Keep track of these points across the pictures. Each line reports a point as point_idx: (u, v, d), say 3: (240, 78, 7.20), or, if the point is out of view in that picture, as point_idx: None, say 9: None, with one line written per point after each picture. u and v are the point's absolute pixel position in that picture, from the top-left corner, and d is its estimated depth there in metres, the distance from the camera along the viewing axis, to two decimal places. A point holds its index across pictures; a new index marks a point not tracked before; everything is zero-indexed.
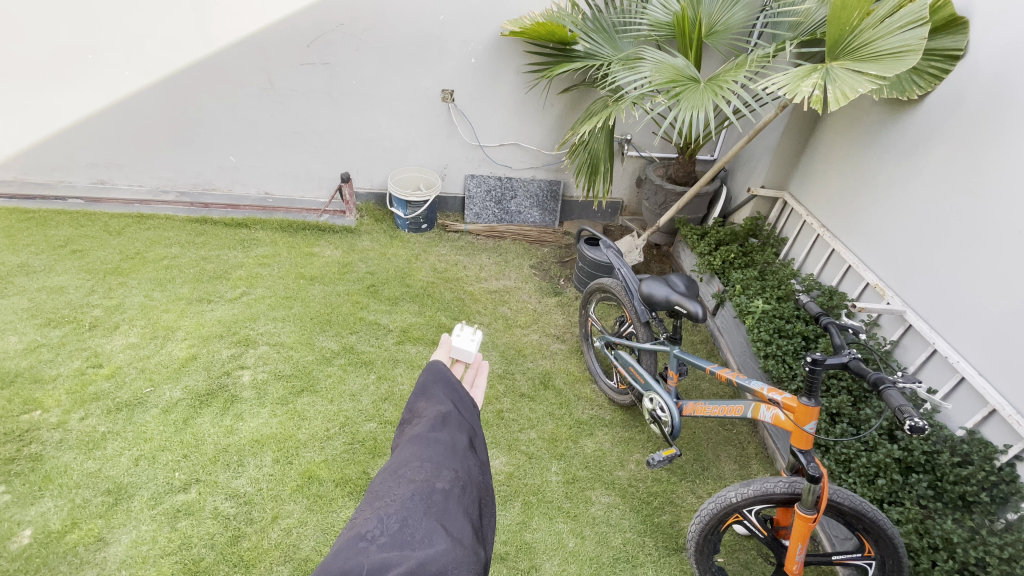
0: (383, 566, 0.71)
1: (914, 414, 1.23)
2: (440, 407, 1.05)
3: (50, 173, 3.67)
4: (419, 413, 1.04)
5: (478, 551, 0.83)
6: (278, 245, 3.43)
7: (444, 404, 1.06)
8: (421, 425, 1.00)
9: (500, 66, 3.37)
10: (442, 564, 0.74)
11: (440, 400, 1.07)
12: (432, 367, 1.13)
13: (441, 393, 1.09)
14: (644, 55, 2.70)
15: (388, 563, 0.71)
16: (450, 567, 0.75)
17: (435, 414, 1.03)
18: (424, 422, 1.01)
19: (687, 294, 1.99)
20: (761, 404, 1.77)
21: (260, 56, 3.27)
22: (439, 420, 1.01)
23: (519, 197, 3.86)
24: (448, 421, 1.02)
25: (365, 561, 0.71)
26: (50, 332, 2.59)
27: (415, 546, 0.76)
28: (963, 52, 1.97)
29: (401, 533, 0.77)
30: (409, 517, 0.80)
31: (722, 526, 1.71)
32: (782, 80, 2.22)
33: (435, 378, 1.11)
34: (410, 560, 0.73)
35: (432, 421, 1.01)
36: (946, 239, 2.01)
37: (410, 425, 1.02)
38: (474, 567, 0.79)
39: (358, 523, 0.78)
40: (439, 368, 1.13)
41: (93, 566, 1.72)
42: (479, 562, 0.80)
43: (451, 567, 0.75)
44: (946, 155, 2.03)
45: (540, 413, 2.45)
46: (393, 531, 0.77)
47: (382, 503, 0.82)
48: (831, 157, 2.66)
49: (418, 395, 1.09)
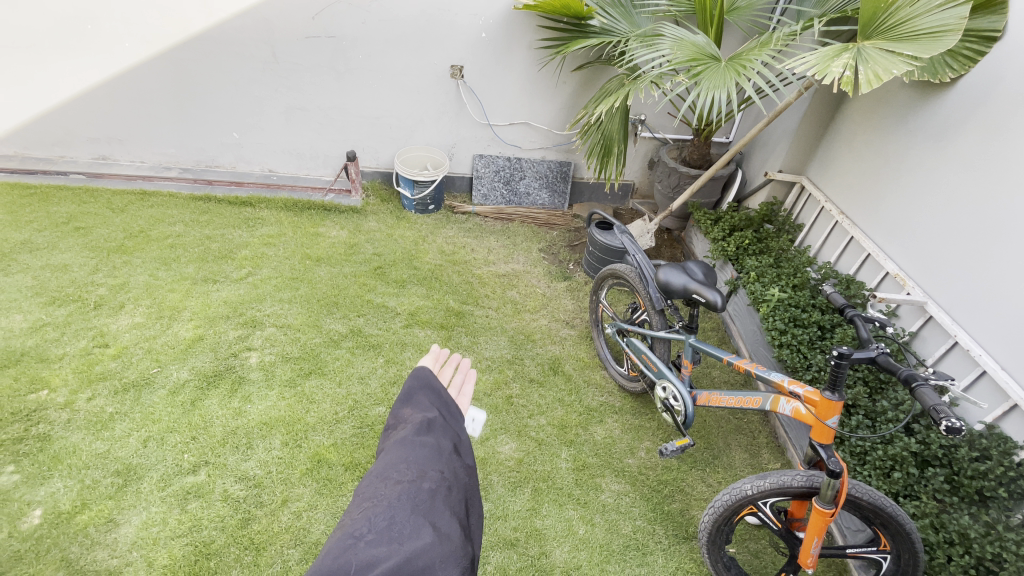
0: (371, 563, 0.73)
1: (950, 413, 1.20)
2: (427, 413, 1.07)
3: (51, 148, 3.60)
4: (405, 418, 1.06)
5: (464, 546, 0.86)
6: (283, 225, 3.37)
7: (429, 410, 1.08)
8: (407, 430, 1.02)
9: (511, 41, 3.26)
10: (429, 559, 0.78)
11: (425, 406, 1.09)
12: (417, 372, 1.14)
13: (426, 399, 1.11)
14: (664, 31, 2.58)
15: (376, 560, 0.74)
16: (435, 563, 0.78)
17: (421, 419, 1.05)
18: (410, 426, 1.03)
19: (705, 282, 1.93)
20: (781, 396, 1.72)
21: (264, 27, 3.16)
22: (425, 425, 1.03)
23: (528, 178, 3.79)
24: (433, 426, 1.05)
25: (354, 558, 0.74)
26: (54, 311, 2.56)
27: (403, 542, 0.79)
28: (1000, 33, 1.88)
29: (389, 530, 0.80)
30: (396, 515, 0.83)
31: (735, 517, 1.69)
32: (811, 58, 2.12)
33: (420, 384, 1.13)
34: (397, 556, 0.76)
35: (418, 426, 1.03)
36: (972, 228, 1.94)
37: (395, 430, 1.04)
38: (459, 562, 0.81)
39: (348, 523, 0.81)
40: (425, 374, 1.14)
41: (103, 546, 1.72)
42: (465, 556, 0.83)
43: (437, 563, 0.78)
44: (976, 142, 1.95)
45: (549, 400, 2.42)
46: (381, 528, 0.80)
47: (370, 503, 0.84)
48: (854, 140, 2.58)
49: (405, 402, 1.11)
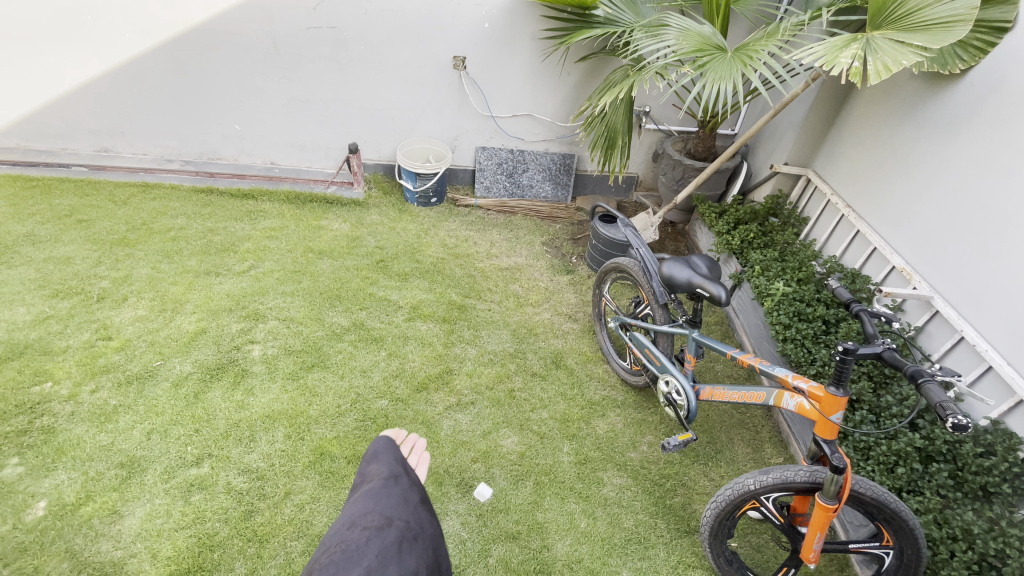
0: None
1: (956, 410, 1.20)
2: (385, 470, 1.55)
3: (53, 140, 3.59)
4: (371, 474, 1.55)
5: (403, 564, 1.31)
6: (285, 218, 3.36)
7: (386, 468, 1.56)
8: (373, 483, 1.51)
9: (515, 31, 3.22)
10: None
11: (384, 465, 1.58)
12: (383, 442, 1.64)
13: (386, 459, 1.60)
14: (669, 21, 2.55)
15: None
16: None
17: (381, 476, 1.53)
18: (375, 481, 1.51)
19: (709, 276, 1.92)
20: (785, 391, 1.71)
21: (265, 19, 3.14)
22: (385, 479, 1.52)
23: (531, 171, 3.76)
24: (391, 480, 1.53)
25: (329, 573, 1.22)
26: (57, 304, 2.56)
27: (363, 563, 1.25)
28: (1010, 24, 1.85)
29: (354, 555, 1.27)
30: (359, 546, 1.29)
31: (738, 512, 1.69)
32: (819, 49, 2.09)
33: (384, 450, 1.62)
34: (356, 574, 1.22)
35: (380, 480, 1.52)
36: (979, 222, 1.92)
37: (365, 483, 1.53)
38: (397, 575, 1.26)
39: (328, 552, 1.28)
40: (387, 444, 1.63)
41: (107, 538, 1.73)
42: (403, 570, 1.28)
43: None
44: (985, 135, 1.92)
45: (551, 393, 2.42)
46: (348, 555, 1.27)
47: (343, 540, 1.31)
48: (862, 132, 2.55)
49: (372, 460, 1.60)
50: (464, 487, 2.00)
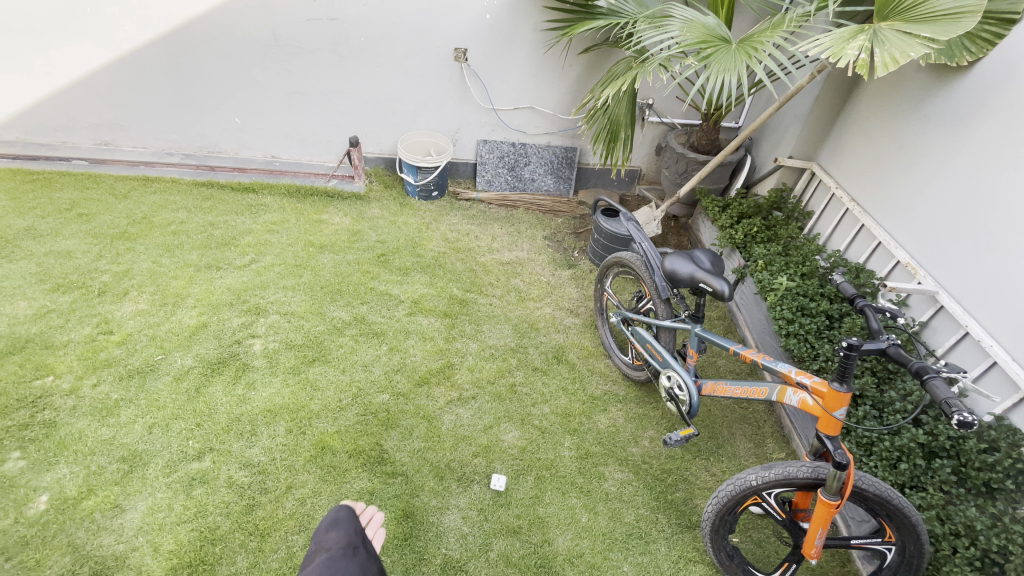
0: None
1: (962, 407, 1.18)
2: (348, 539, 1.47)
3: (53, 134, 3.58)
4: (328, 542, 1.47)
5: None
6: (286, 212, 3.35)
7: (348, 538, 1.48)
8: (333, 553, 1.42)
9: (516, 22, 3.19)
10: None
11: (345, 534, 1.49)
12: (346, 508, 1.56)
13: (348, 527, 1.51)
14: (673, 12, 2.51)
15: None
16: None
17: (343, 545, 1.45)
18: (335, 551, 1.43)
19: (712, 271, 1.90)
20: (788, 387, 1.70)
21: (264, 10, 3.11)
22: (347, 550, 1.44)
23: (533, 164, 3.73)
24: (353, 551, 1.45)
25: None
26: (58, 298, 2.56)
27: None
28: (1019, 15, 1.81)
29: None
30: None
31: (739, 507, 1.68)
32: (825, 41, 2.06)
33: (345, 517, 1.54)
34: None
35: (342, 550, 1.43)
36: (985, 217, 1.90)
37: (320, 553, 1.44)
38: None
39: None
40: (350, 512, 1.55)
41: (109, 532, 1.73)
42: None
43: None
44: (992, 128, 1.89)
45: (553, 388, 2.42)
46: None
47: None
48: (867, 125, 2.51)
49: (331, 527, 1.51)
50: (465, 482, 2.00)
